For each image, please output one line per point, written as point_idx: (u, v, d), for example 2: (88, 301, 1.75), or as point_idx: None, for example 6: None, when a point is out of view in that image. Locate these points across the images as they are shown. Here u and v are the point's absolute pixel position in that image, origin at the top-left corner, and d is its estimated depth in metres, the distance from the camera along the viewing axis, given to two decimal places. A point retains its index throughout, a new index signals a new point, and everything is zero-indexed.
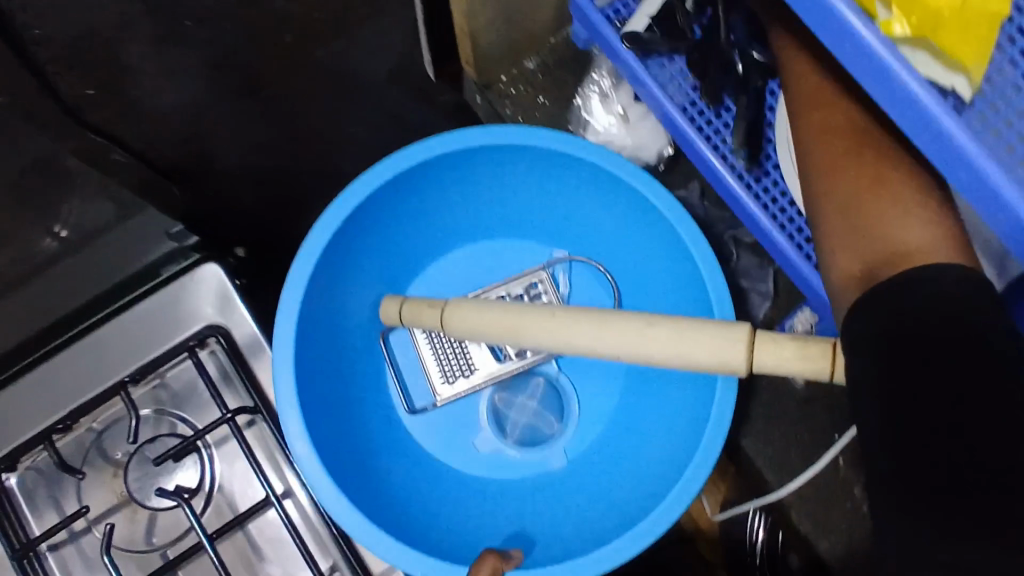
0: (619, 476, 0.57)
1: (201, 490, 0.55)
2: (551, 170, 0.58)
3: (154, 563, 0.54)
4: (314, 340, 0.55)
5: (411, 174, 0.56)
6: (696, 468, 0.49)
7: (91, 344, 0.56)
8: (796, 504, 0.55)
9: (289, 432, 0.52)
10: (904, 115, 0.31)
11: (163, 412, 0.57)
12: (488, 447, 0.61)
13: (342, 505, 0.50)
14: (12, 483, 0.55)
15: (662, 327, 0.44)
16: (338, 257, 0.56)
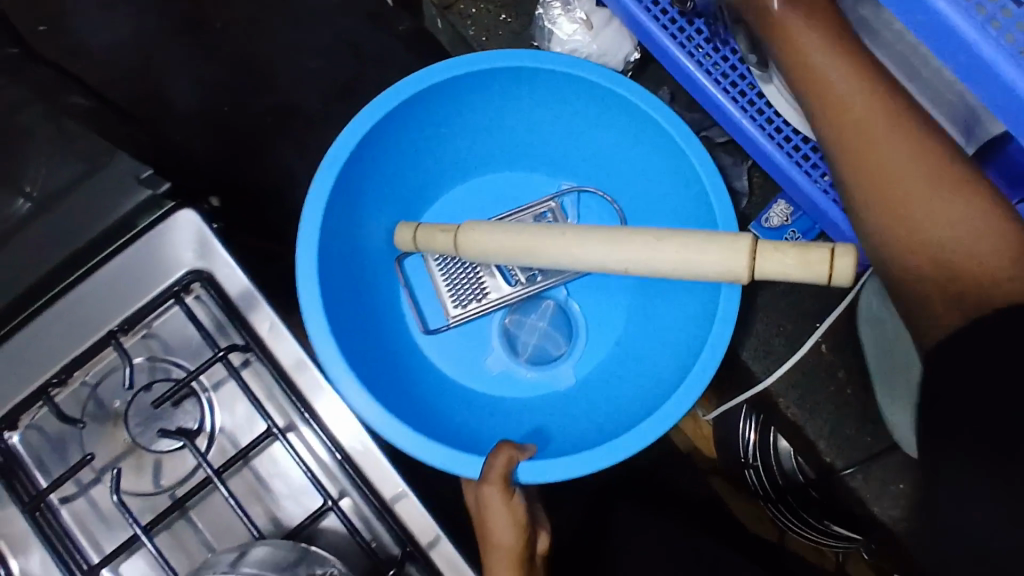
0: (627, 384, 0.62)
1: (204, 431, 0.56)
2: (550, 97, 0.63)
3: (162, 504, 0.56)
4: (336, 267, 0.61)
5: (422, 103, 0.61)
6: (707, 361, 0.52)
7: (71, 299, 0.56)
8: (785, 392, 0.58)
9: (324, 355, 0.57)
10: (925, 16, 0.38)
11: (156, 360, 0.58)
12: (500, 366, 0.67)
13: (377, 413, 0.56)
14: (14, 441, 0.56)
15: (671, 240, 0.49)
16: (356, 184, 0.62)
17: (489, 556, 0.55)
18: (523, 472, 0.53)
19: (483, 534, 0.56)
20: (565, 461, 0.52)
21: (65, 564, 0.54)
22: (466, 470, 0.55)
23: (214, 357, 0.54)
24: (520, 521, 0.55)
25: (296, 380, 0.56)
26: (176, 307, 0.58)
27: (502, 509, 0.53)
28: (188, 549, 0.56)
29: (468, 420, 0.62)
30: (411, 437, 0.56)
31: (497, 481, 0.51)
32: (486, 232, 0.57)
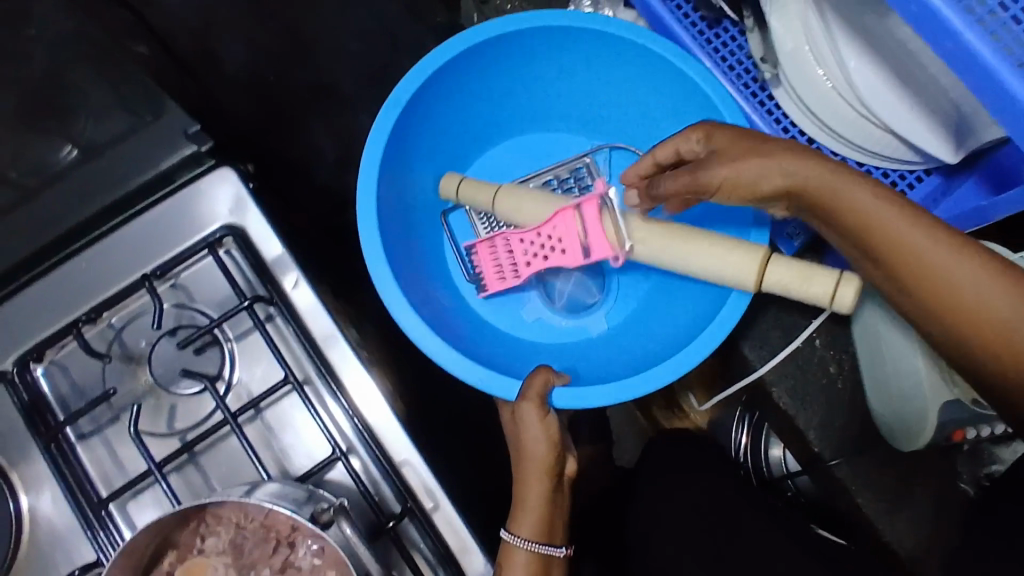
0: (649, 334, 0.75)
1: (223, 378, 0.58)
2: (578, 61, 0.74)
3: (174, 446, 0.58)
4: (393, 213, 0.72)
5: (478, 65, 0.73)
6: (712, 331, 0.63)
7: (107, 243, 0.59)
8: (777, 381, 0.65)
9: (378, 281, 0.67)
10: (925, 25, 0.42)
11: (183, 308, 0.60)
12: (535, 313, 0.80)
13: (439, 345, 0.66)
14: (38, 373, 0.58)
15: (701, 242, 0.63)
16: (411, 126, 0.72)
17: (526, 468, 0.64)
18: (559, 397, 0.64)
19: (521, 450, 0.65)
20: (608, 391, 0.63)
21: (76, 497, 0.56)
22: (501, 392, 0.65)
23: (241, 306, 0.57)
24: (554, 438, 0.64)
25: (317, 337, 0.59)
26: (208, 259, 0.60)
27: (537, 425, 0.63)
28: (195, 489, 0.58)
29: (512, 357, 0.74)
30: (445, 351, 0.66)
31: (534, 397, 0.62)
32: (521, 195, 0.71)
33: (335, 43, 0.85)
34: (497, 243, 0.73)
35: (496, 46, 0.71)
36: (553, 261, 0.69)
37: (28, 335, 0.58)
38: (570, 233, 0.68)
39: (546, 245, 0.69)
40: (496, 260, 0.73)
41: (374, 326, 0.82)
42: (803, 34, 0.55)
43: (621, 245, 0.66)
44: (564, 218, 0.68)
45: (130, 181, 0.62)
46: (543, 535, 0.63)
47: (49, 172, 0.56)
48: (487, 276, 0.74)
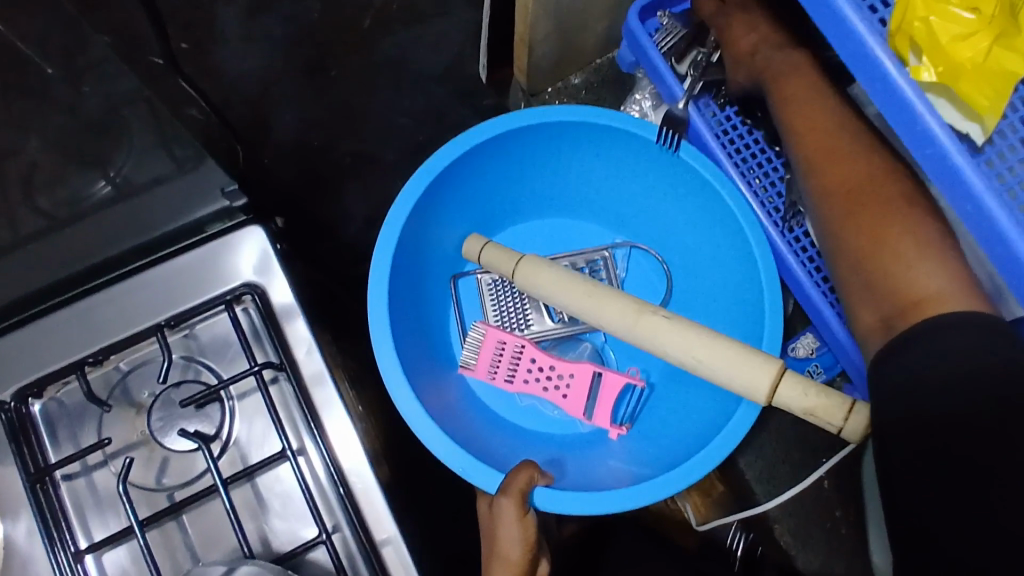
0: (644, 436, 0.74)
1: (220, 437, 0.58)
2: (614, 156, 0.76)
3: (160, 503, 0.57)
4: (403, 274, 0.72)
5: (513, 147, 0.75)
6: (722, 444, 0.64)
7: (124, 287, 0.59)
8: (782, 520, 0.79)
9: (379, 351, 0.66)
10: (945, 181, 0.43)
11: (191, 360, 0.60)
12: (530, 400, 0.77)
13: (430, 428, 0.64)
14: (35, 410, 0.57)
15: (719, 344, 0.61)
16: (438, 197, 0.73)
17: (494, 570, 0.59)
18: (538, 496, 0.62)
19: (492, 549, 0.60)
20: (576, 499, 0.62)
21: (52, 541, 0.55)
22: (481, 483, 0.64)
23: (249, 370, 0.57)
24: (530, 541, 0.59)
25: (316, 406, 0.57)
26: (223, 314, 0.60)
27: (513, 523, 0.59)
28: (174, 553, 0.56)
29: (501, 441, 0.73)
30: (433, 433, 0.64)
31: (514, 493, 0.60)
32: (546, 270, 0.69)
33: (384, 119, 0.95)
34: (506, 346, 0.72)
35: (533, 130, 0.73)
36: (550, 395, 0.71)
37: (30, 369, 0.57)
38: (583, 391, 0.70)
39: (555, 383, 0.71)
40: (497, 360, 0.71)
41: (375, 394, 0.80)
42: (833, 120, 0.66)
43: (632, 325, 0.65)
44: (585, 377, 0.70)
45: (159, 228, 0.63)
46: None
47: (81, 206, 0.56)
48: (479, 363, 0.72)
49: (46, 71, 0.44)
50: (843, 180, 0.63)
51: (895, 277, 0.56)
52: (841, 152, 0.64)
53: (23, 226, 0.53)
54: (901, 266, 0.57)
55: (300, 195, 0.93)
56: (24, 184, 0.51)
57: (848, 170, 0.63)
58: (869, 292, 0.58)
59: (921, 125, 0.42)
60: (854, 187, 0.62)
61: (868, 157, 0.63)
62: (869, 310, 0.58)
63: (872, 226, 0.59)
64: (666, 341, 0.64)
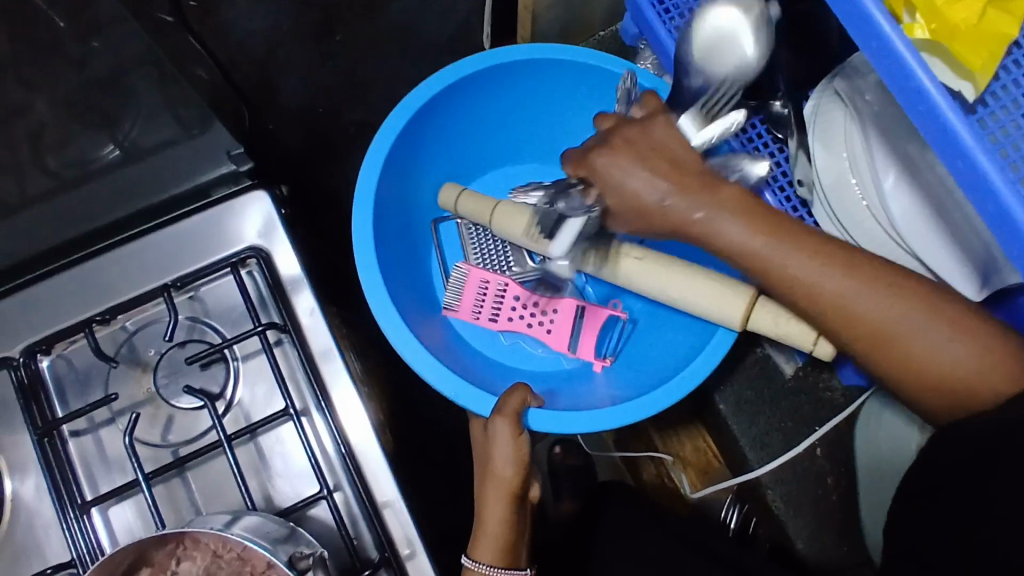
0: (629, 372, 0.73)
1: (223, 397, 0.59)
2: (603, 97, 0.75)
3: (164, 459, 0.58)
4: (387, 206, 0.72)
5: (498, 84, 0.74)
6: (703, 361, 0.63)
7: (134, 248, 0.60)
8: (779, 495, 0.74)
9: (364, 273, 0.67)
10: (940, 143, 0.43)
11: (196, 321, 0.61)
12: (513, 339, 0.76)
13: (417, 354, 0.64)
14: (43, 365, 0.59)
15: (693, 274, 0.64)
16: (418, 132, 0.73)
17: (488, 488, 0.61)
18: (532, 418, 0.62)
19: (486, 466, 0.61)
20: (570, 419, 0.62)
21: (61, 497, 0.56)
22: (474, 407, 0.64)
23: (254, 330, 0.58)
24: (523, 459, 0.61)
25: (322, 375, 0.58)
26: (229, 277, 0.61)
27: (508, 441, 0.60)
28: (179, 507, 0.57)
29: (482, 373, 0.72)
30: (425, 360, 0.64)
31: (510, 414, 0.60)
32: (518, 213, 0.70)
33: (391, 91, 0.96)
34: (489, 285, 0.73)
35: (518, 69, 0.72)
36: (534, 331, 0.73)
37: (42, 326, 0.59)
38: (566, 327, 0.72)
39: (539, 320, 0.73)
40: (480, 299, 0.73)
41: (378, 359, 0.82)
42: (846, 148, 0.58)
43: (611, 260, 0.66)
44: (569, 313, 0.72)
45: (167, 190, 0.63)
46: (502, 563, 0.59)
47: (88, 166, 0.58)
48: (462, 304, 0.74)
49: (57, 24, 0.46)
50: (865, 312, 0.47)
51: (925, 380, 0.47)
52: (785, 268, 0.48)
53: (30, 185, 0.56)
54: (935, 365, 0.46)
55: (309, 161, 0.94)
56: (31, 143, 0.53)
57: (851, 291, 0.47)
58: (924, 391, 0.47)
59: (914, 83, 0.42)
60: (864, 318, 0.47)
61: (845, 260, 0.48)
62: (932, 404, 0.48)
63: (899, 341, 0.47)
64: (643, 274, 0.65)
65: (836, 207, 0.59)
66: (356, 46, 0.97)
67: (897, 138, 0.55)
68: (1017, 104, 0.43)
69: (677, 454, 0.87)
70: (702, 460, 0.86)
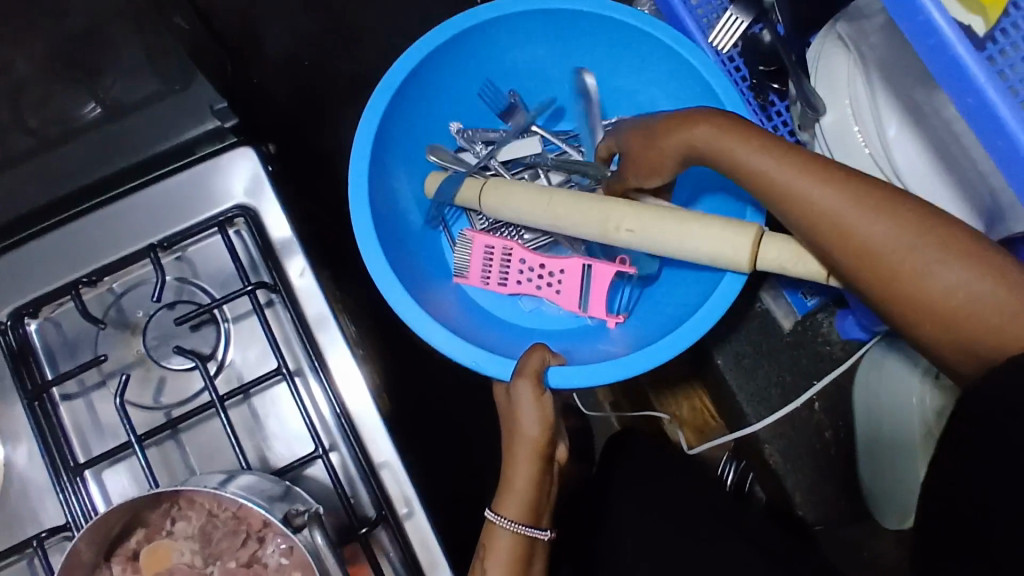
0: (647, 324, 0.69)
1: (215, 357, 0.58)
2: (589, 46, 0.71)
3: (157, 421, 0.57)
4: (382, 170, 0.67)
5: (475, 44, 0.70)
6: (715, 301, 0.61)
7: (117, 208, 0.58)
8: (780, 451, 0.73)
9: (360, 241, 0.63)
10: (949, 82, 0.41)
11: (185, 282, 0.59)
12: (531, 303, 0.73)
13: (415, 312, 0.61)
14: (32, 329, 0.58)
15: (699, 225, 0.57)
16: (401, 105, 0.68)
17: (516, 449, 0.60)
18: (554, 375, 0.61)
19: (512, 430, 0.61)
20: (593, 371, 0.61)
21: (54, 462, 0.55)
22: (498, 374, 0.62)
23: (243, 290, 0.56)
24: (548, 418, 0.60)
25: (315, 335, 0.58)
26: (217, 237, 0.60)
27: (531, 405, 0.59)
28: (173, 469, 0.57)
29: (500, 343, 0.68)
30: (431, 327, 0.62)
31: (530, 374, 0.59)
32: (513, 191, 0.64)
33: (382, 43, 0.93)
34: (494, 250, 0.69)
35: (496, 27, 0.68)
36: (545, 293, 0.69)
37: (28, 289, 0.57)
38: (575, 285, 0.68)
39: (547, 281, 0.69)
40: (487, 265, 0.69)
41: (375, 320, 0.81)
42: (847, 92, 0.57)
43: (615, 226, 0.60)
44: (576, 271, 0.68)
45: (150, 148, 0.61)
46: (528, 519, 0.59)
47: (70, 125, 0.56)
48: (471, 271, 0.70)
49: None
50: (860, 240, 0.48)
51: (964, 326, 0.46)
52: (815, 196, 0.49)
53: (11, 146, 0.54)
54: (957, 300, 0.45)
55: (299, 119, 0.91)
56: (11, 101, 0.51)
57: (873, 228, 0.48)
58: (947, 337, 0.47)
59: (924, 17, 0.41)
60: (885, 252, 0.47)
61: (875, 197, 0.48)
62: (961, 360, 0.47)
63: (920, 275, 0.46)
64: (648, 230, 0.59)
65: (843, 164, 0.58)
66: None
67: (900, 87, 0.55)
68: None
69: (674, 413, 0.89)
70: (699, 419, 0.88)
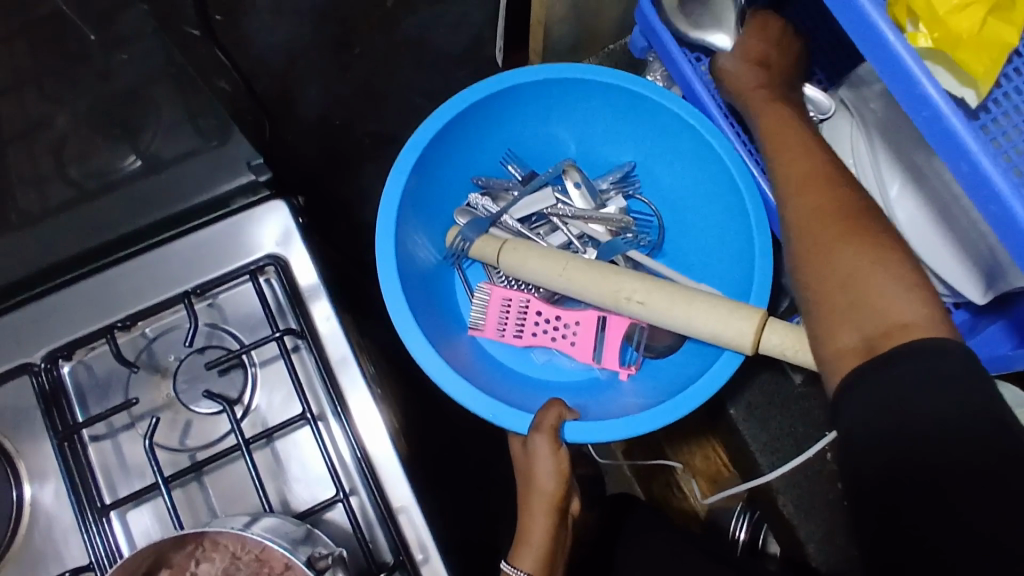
0: (657, 378, 0.70)
1: (241, 402, 0.60)
2: (607, 111, 0.74)
3: (182, 463, 0.59)
4: (410, 221, 0.70)
5: (499, 106, 0.73)
6: (723, 366, 0.61)
7: (152, 257, 0.61)
8: (795, 505, 0.73)
9: (387, 293, 0.65)
10: (944, 148, 0.44)
11: (215, 328, 0.62)
12: (546, 354, 0.74)
13: (434, 360, 0.63)
14: (64, 371, 0.60)
15: (704, 304, 0.59)
16: (428, 161, 0.71)
17: (530, 501, 0.61)
18: (570, 431, 0.61)
19: (529, 482, 0.62)
20: (607, 427, 0.61)
21: (80, 500, 0.57)
22: (512, 426, 0.62)
23: (271, 335, 0.59)
24: (563, 471, 0.61)
25: (340, 385, 0.59)
26: (248, 285, 0.62)
27: (547, 457, 0.60)
28: (196, 510, 0.58)
29: (515, 391, 0.69)
30: (451, 377, 0.63)
31: (546, 430, 0.60)
32: (531, 252, 0.66)
33: (405, 103, 0.97)
34: (512, 303, 0.71)
35: (520, 91, 0.72)
36: (559, 345, 0.71)
37: (64, 332, 0.60)
38: (590, 338, 0.70)
39: (562, 333, 0.71)
40: (504, 317, 0.71)
41: (394, 367, 0.83)
42: (852, 153, 0.61)
43: (626, 299, 0.62)
44: (591, 324, 0.70)
45: (187, 201, 0.65)
46: (542, 574, 0.59)
47: (110, 178, 0.59)
48: (487, 323, 0.72)
49: (87, 35, 0.46)
50: (819, 198, 0.53)
51: (866, 302, 0.47)
52: (811, 166, 0.56)
53: (52, 196, 0.57)
54: (844, 276, 0.48)
55: (319, 175, 0.95)
56: (54, 156, 0.54)
57: (819, 202, 0.53)
58: (843, 316, 0.48)
59: (919, 90, 0.43)
60: (818, 213, 0.53)
61: (824, 176, 0.55)
62: (846, 332, 0.47)
63: (829, 247, 0.50)
64: (657, 305, 0.61)
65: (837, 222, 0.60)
66: (372, 59, 0.98)
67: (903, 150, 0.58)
68: (1019, 109, 0.45)
69: (688, 462, 0.89)
70: (713, 467, 0.87)
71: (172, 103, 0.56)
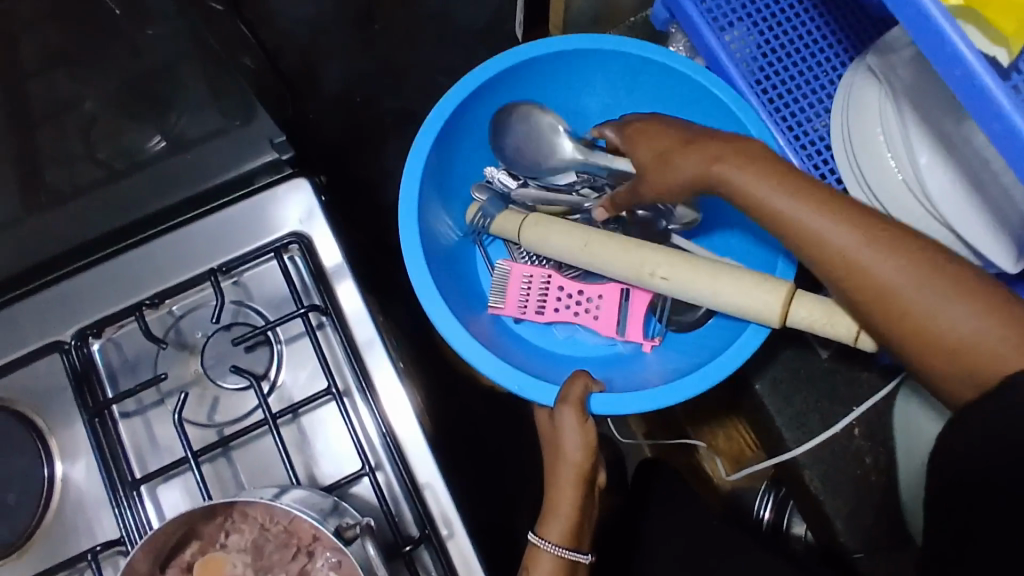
0: (682, 351, 0.69)
1: (267, 378, 0.60)
2: (629, 83, 0.74)
3: (210, 438, 0.60)
4: (431, 196, 0.70)
5: (519, 80, 0.73)
6: (751, 336, 0.60)
7: (179, 234, 0.62)
8: (822, 482, 0.72)
9: (410, 268, 0.65)
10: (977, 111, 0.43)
11: (241, 305, 0.62)
12: (568, 330, 0.74)
13: (459, 333, 0.64)
14: (94, 348, 0.61)
15: (729, 277, 0.59)
16: (450, 135, 0.71)
17: (560, 472, 0.61)
18: (596, 404, 0.61)
19: (557, 455, 0.61)
20: (635, 399, 0.61)
21: (111, 474, 0.58)
22: (538, 399, 0.63)
23: (296, 312, 0.59)
24: (592, 444, 0.61)
25: (364, 361, 0.60)
26: (272, 262, 0.63)
27: (575, 431, 0.60)
28: (224, 484, 0.59)
29: (538, 366, 0.69)
30: (476, 349, 0.63)
31: (574, 402, 0.60)
32: (550, 228, 0.66)
33: (427, 79, 0.98)
34: (533, 278, 0.71)
35: (541, 64, 0.71)
36: (582, 320, 0.70)
37: (94, 309, 0.61)
38: (613, 312, 0.70)
39: (584, 307, 0.70)
40: (525, 294, 0.71)
41: (416, 344, 0.83)
42: (880, 122, 0.60)
43: (649, 275, 0.62)
44: (614, 297, 0.70)
45: (208, 180, 0.65)
46: (570, 547, 0.59)
47: (136, 157, 0.59)
48: (508, 300, 0.71)
49: (113, 11, 0.45)
50: (890, 261, 0.50)
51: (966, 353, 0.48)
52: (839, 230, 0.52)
53: (80, 174, 0.57)
54: (947, 327, 0.49)
55: (342, 150, 0.96)
56: (81, 136, 0.54)
57: (879, 261, 0.50)
58: (952, 369, 0.49)
59: (952, 50, 0.42)
60: (885, 279, 0.50)
61: (871, 220, 0.51)
62: (963, 385, 0.49)
63: (922, 311, 0.49)
64: (681, 278, 0.61)
65: (893, 207, 0.60)
66: (392, 38, 0.97)
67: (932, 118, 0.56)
68: None
69: (711, 442, 0.89)
70: (736, 448, 0.87)
71: (196, 83, 0.56)
